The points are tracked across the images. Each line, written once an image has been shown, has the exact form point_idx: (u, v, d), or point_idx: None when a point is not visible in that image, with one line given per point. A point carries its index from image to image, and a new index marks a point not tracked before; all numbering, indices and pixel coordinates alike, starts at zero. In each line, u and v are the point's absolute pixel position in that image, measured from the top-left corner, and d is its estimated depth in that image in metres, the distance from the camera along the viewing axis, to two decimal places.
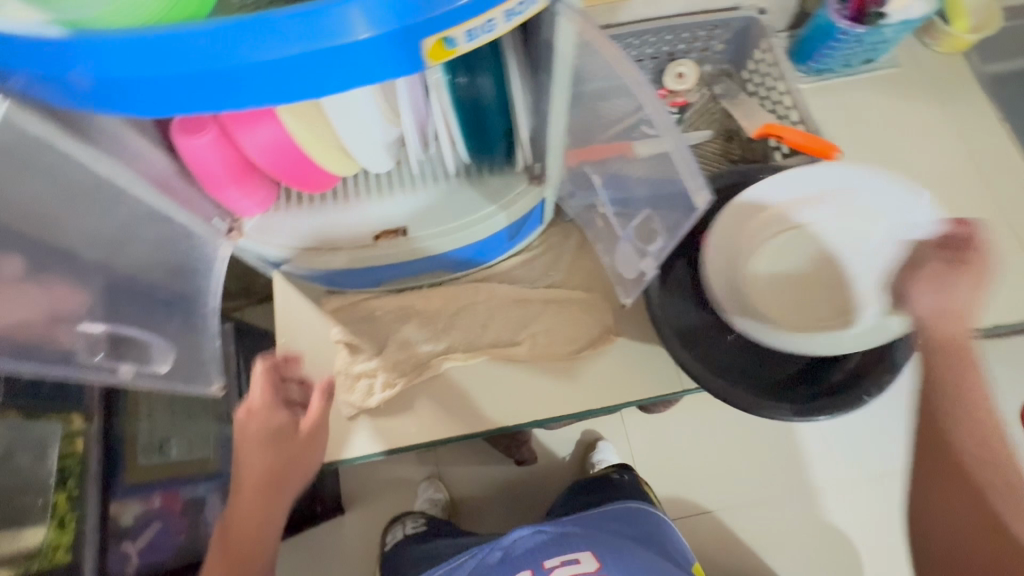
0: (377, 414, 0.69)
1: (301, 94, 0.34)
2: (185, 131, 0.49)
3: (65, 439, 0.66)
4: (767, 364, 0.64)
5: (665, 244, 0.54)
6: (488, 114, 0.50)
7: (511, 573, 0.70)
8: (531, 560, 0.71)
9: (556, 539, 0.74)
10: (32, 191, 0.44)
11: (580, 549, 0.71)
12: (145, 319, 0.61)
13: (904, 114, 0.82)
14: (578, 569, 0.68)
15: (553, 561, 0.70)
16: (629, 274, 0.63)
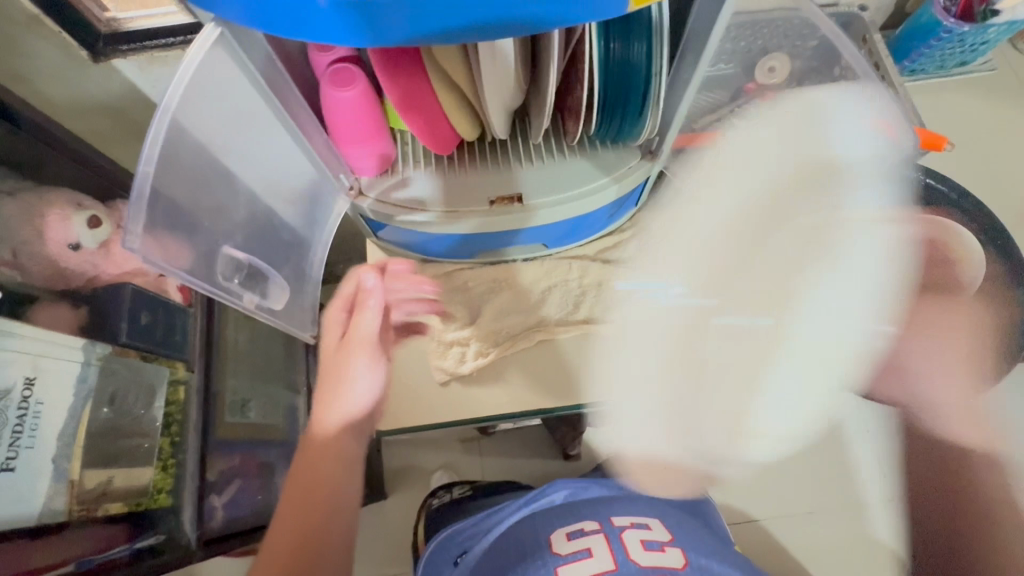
0: (467, 382, 0.70)
1: (505, 30, 0.36)
2: (334, 84, 0.53)
3: (170, 385, 0.68)
4: None
5: None
6: (632, 80, 0.52)
7: (579, 523, 0.67)
8: (599, 515, 0.68)
9: (626, 503, 0.70)
10: (196, 106, 0.46)
11: (650, 516, 0.68)
12: (271, 256, 0.60)
13: (1001, 117, 0.81)
14: (648, 535, 0.64)
15: (622, 522, 0.67)
16: None
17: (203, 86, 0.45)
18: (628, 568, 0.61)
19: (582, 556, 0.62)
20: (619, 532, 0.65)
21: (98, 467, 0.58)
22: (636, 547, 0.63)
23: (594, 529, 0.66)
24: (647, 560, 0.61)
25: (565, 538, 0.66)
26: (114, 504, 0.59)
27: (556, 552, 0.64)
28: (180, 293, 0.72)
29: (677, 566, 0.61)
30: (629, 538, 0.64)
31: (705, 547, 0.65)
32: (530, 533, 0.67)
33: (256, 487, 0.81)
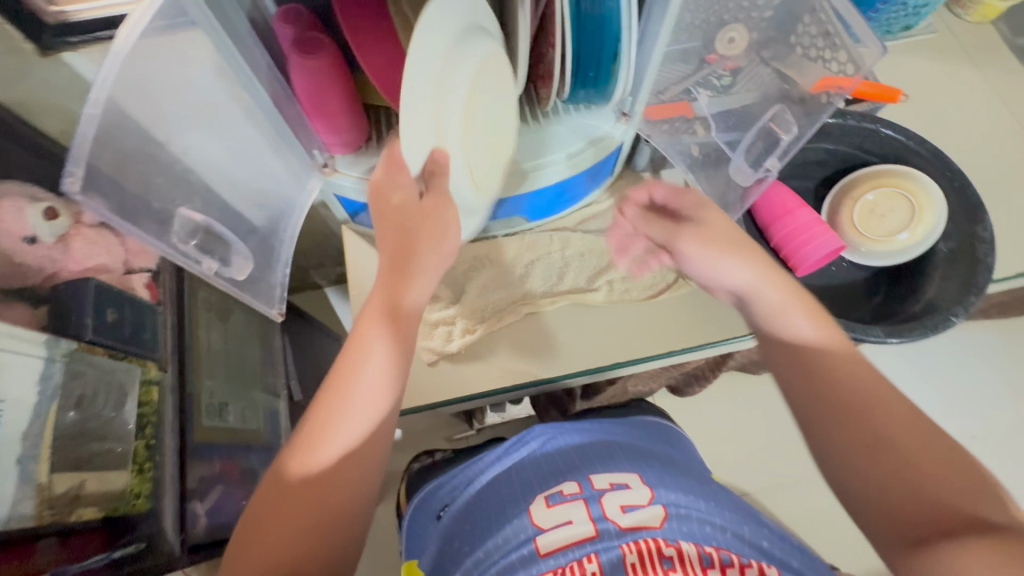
0: (456, 360, 0.69)
1: None
2: (300, 53, 0.53)
3: (142, 386, 0.64)
4: (846, 286, 0.70)
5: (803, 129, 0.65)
6: (601, 39, 0.52)
7: (556, 485, 0.63)
8: (578, 474, 0.64)
9: (605, 460, 0.66)
10: (145, 75, 0.44)
11: (627, 473, 0.63)
12: (234, 227, 0.60)
13: (947, 74, 0.84)
14: (628, 498, 0.59)
15: (601, 484, 0.61)
16: (745, 182, 0.69)
17: (162, 69, 0.46)
18: (608, 534, 0.55)
19: (564, 525, 0.57)
20: (597, 495, 0.59)
21: (68, 471, 0.55)
22: (615, 511, 0.57)
23: (573, 492, 0.61)
24: (628, 524, 0.55)
25: (544, 505, 0.60)
26: (87, 511, 0.56)
27: (534, 521, 0.59)
28: (148, 290, 0.70)
29: (657, 526, 0.55)
30: (608, 502, 0.58)
31: (691, 503, 0.59)
32: (508, 489, 0.65)
33: (239, 494, 0.77)
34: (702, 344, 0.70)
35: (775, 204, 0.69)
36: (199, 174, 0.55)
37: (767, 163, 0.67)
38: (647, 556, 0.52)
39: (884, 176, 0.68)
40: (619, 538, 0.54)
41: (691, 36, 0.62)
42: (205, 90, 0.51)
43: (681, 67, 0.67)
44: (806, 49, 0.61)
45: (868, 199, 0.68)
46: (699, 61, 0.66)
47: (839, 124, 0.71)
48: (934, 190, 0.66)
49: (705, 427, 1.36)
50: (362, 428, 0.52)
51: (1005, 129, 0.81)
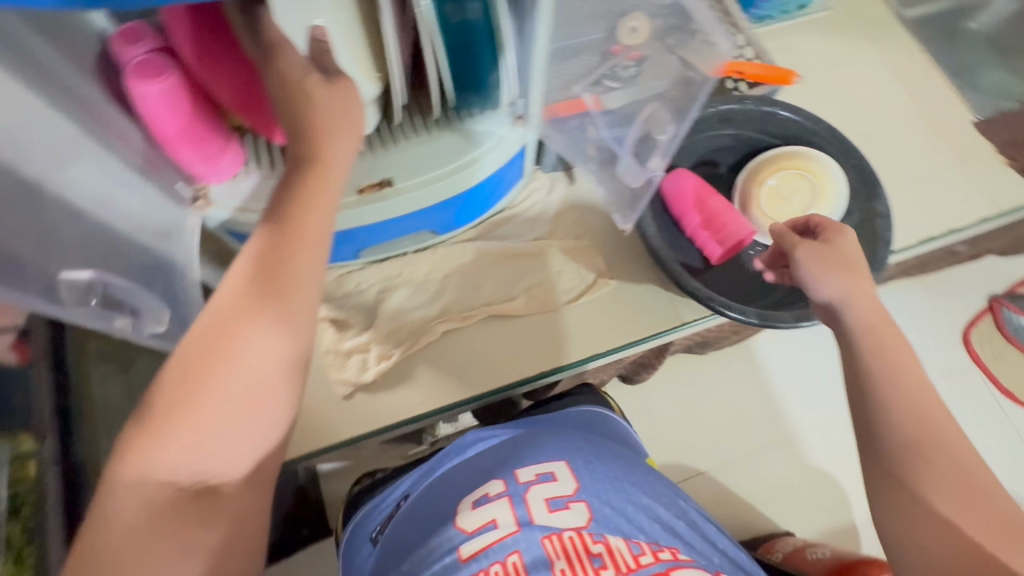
0: (373, 390, 0.65)
1: None
2: (141, 75, 0.46)
3: (14, 462, 0.61)
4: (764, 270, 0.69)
5: (678, 126, 0.64)
6: (476, 41, 0.49)
7: (482, 488, 0.58)
8: (503, 472, 0.60)
9: (531, 448, 0.62)
10: None
11: (555, 461, 0.59)
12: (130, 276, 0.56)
13: (843, 50, 0.86)
14: (552, 491, 0.56)
15: (527, 477, 0.58)
16: (636, 183, 0.67)
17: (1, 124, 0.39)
18: (530, 532, 0.52)
19: (487, 529, 0.53)
20: (521, 493, 0.56)
21: None
22: (540, 508, 0.54)
23: (497, 492, 0.57)
24: (552, 521, 0.53)
25: (468, 509, 0.56)
26: None
27: (459, 527, 0.55)
28: (13, 352, 0.63)
29: (583, 523, 0.53)
30: (532, 498, 0.55)
31: (612, 486, 0.57)
32: (439, 506, 0.60)
33: None
34: (625, 344, 0.69)
35: (686, 191, 0.68)
36: (73, 205, 0.48)
37: (652, 160, 0.66)
38: (576, 558, 0.50)
39: (784, 159, 0.68)
40: (543, 535, 0.52)
41: (588, 27, 0.60)
42: (63, 136, 0.44)
43: (584, 59, 0.63)
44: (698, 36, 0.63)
45: (771, 182, 0.68)
46: (604, 52, 0.63)
47: (739, 110, 0.71)
48: (833, 169, 0.68)
49: (657, 412, 1.36)
50: (233, 465, 0.42)
51: (897, 99, 0.84)
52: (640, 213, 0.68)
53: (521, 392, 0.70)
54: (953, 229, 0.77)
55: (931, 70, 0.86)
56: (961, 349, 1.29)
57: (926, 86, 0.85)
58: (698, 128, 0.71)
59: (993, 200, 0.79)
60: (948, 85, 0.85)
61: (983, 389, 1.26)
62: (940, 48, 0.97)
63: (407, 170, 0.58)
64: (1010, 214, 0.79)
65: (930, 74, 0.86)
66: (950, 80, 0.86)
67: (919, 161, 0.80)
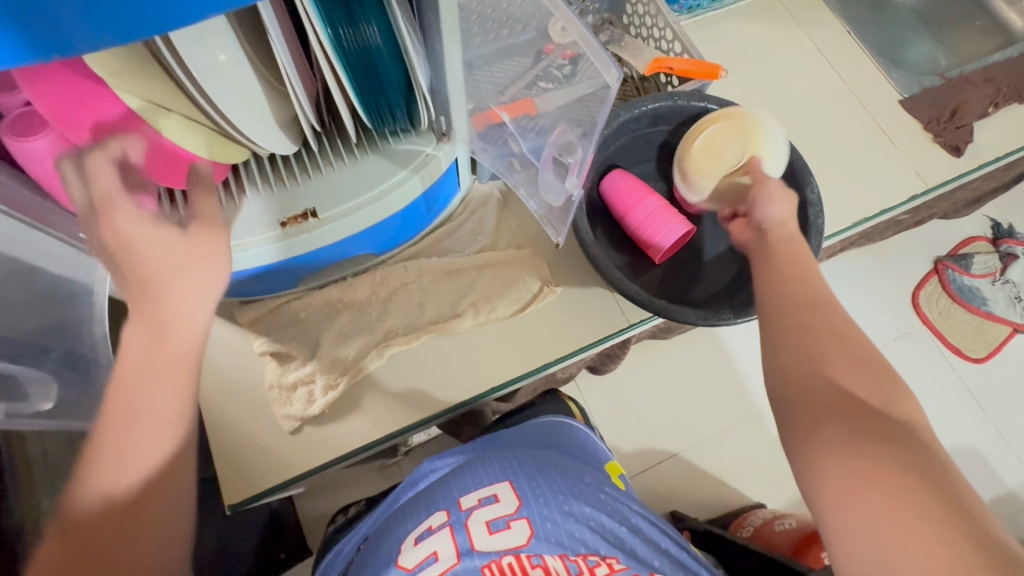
0: (322, 421, 0.64)
1: None
2: (22, 134, 0.43)
3: None
4: (706, 267, 0.70)
5: (585, 151, 0.58)
6: (379, 62, 0.47)
7: (426, 519, 0.58)
8: (447, 499, 0.59)
9: (475, 472, 0.62)
10: None
11: (498, 482, 0.60)
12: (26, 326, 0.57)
13: (772, 36, 0.86)
14: (494, 513, 0.56)
15: (470, 502, 0.58)
16: (556, 202, 0.64)
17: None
18: (471, 560, 0.52)
19: (428, 563, 0.53)
20: (464, 519, 0.56)
21: None
22: (481, 532, 0.54)
23: (440, 522, 0.56)
24: (494, 545, 0.53)
25: (411, 544, 0.55)
26: None
27: (399, 564, 0.54)
28: None
29: (522, 543, 0.54)
30: (474, 523, 0.55)
31: (555, 500, 0.57)
32: (385, 542, 0.59)
33: None
34: (572, 352, 0.69)
35: (625, 193, 0.68)
36: None
37: (568, 180, 0.61)
38: None
39: (743, 116, 0.68)
40: (483, 564, 0.52)
41: (513, 29, 0.53)
42: None
43: (516, 59, 0.56)
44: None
45: (708, 144, 0.67)
46: (537, 53, 0.55)
47: (667, 106, 0.71)
48: (784, 156, 0.67)
49: (626, 401, 1.38)
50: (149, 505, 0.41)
51: (827, 82, 0.85)
52: (572, 225, 0.66)
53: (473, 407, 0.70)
54: (885, 208, 0.79)
55: (858, 49, 0.88)
56: (911, 313, 1.33)
57: (853, 67, 0.86)
58: (630, 128, 0.72)
59: (923, 176, 0.80)
60: (875, 65, 0.86)
61: (933, 350, 1.31)
62: (867, 26, 0.99)
63: (324, 199, 0.56)
64: (939, 188, 0.81)
65: (857, 54, 0.87)
66: (875, 59, 0.88)
67: (849, 144, 0.82)
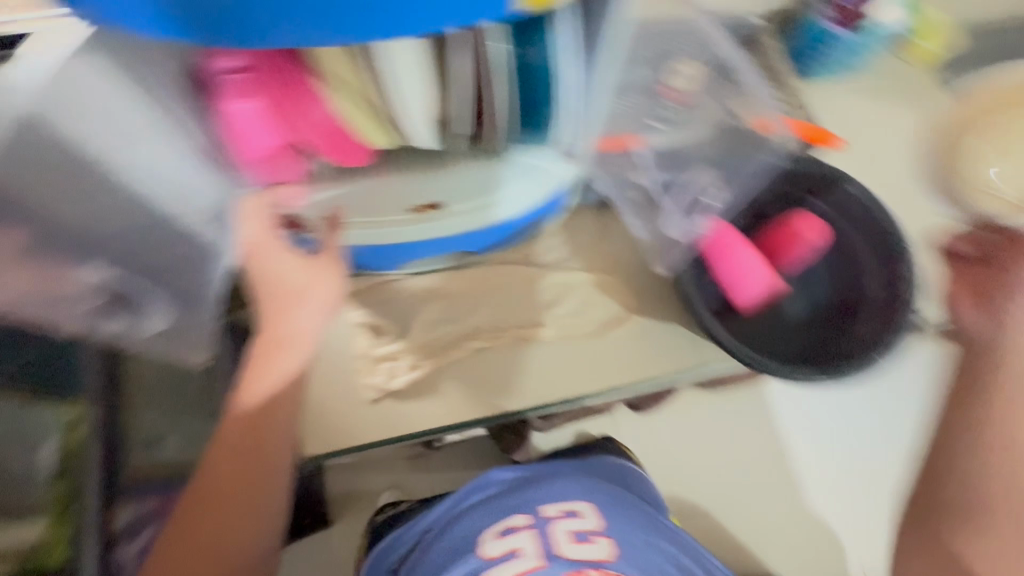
0: (401, 396, 0.68)
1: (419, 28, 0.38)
2: (233, 96, 0.49)
3: (64, 429, 0.64)
4: (791, 327, 0.71)
5: (724, 192, 0.73)
6: (539, 81, 0.52)
7: (504, 518, 0.61)
8: (525, 504, 0.63)
9: (553, 483, 0.65)
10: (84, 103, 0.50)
11: (578, 499, 0.63)
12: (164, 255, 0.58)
13: (888, 114, 0.87)
14: (578, 525, 0.60)
15: (551, 511, 0.62)
16: (676, 234, 0.71)
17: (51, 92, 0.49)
18: (555, 564, 0.56)
19: (512, 557, 0.57)
20: (545, 523, 0.60)
21: None
22: (563, 538, 0.59)
23: (522, 524, 0.60)
24: (576, 554, 0.57)
25: (494, 536, 0.59)
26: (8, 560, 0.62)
27: (483, 553, 0.58)
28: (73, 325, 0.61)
29: (604, 558, 0.57)
30: (556, 530, 0.60)
31: (633, 528, 0.62)
32: (459, 530, 0.62)
33: None
34: (643, 380, 0.71)
35: (721, 241, 0.69)
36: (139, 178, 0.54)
37: (697, 219, 0.71)
38: None
39: None
40: (567, 570, 0.55)
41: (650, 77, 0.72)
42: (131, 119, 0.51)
43: (639, 98, 0.74)
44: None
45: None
46: (654, 94, 0.74)
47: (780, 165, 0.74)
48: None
49: None
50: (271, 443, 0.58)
51: None
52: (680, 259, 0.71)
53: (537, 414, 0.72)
54: None
55: None
56: None
57: None
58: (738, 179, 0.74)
59: None
60: None
61: None
62: None
63: (453, 194, 0.61)
64: None
65: None
66: None
67: None
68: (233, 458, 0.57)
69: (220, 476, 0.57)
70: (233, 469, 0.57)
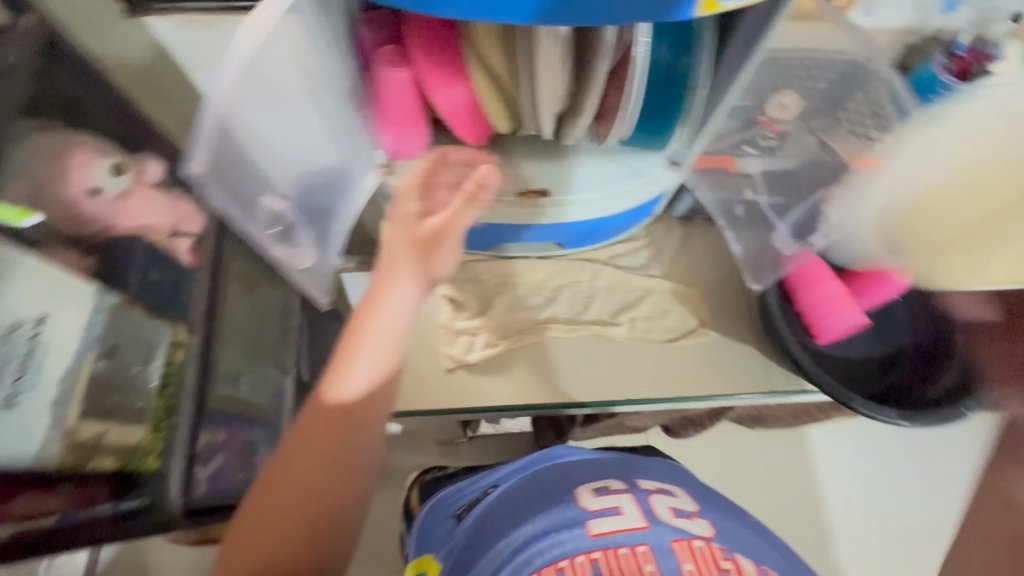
0: (474, 370, 0.71)
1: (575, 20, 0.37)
2: (387, 64, 0.53)
3: (171, 345, 0.66)
4: (869, 364, 0.73)
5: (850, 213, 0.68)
6: None
7: (604, 480, 0.61)
8: (624, 477, 0.62)
9: (647, 469, 0.65)
10: (275, 75, 0.47)
11: (674, 487, 0.61)
12: (309, 203, 0.63)
13: None
14: (677, 504, 0.57)
15: (648, 487, 0.60)
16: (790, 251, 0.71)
17: (258, 71, 0.45)
18: (660, 528, 0.52)
19: (612, 512, 0.54)
20: (645, 494, 0.58)
21: (91, 420, 0.58)
22: (664, 510, 0.55)
23: (620, 489, 0.59)
24: (679, 525, 0.53)
25: (590, 493, 0.58)
26: (103, 460, 0.58)
27: (581, 503, 0.57)
28: (189, 255, 0.69)
29: (707, 535, 0.53)
30: (657, 503, 0.57)
31: (735, 521, 0.58)
32: (550, 488, 0.61)
33: (235, 465, 0.81)
34: (713, 394, 0.71)
35: (808, 272, 0.72)
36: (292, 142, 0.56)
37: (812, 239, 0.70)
38: (703, 562, 0.49)
39: None
40: (674, 536, 0.51)
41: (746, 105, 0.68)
42: (301, 85, 0.51)
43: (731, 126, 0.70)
44: (852, 125, 0.69)
45: None
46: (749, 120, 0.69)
47: None
48: None
49: None
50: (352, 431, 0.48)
51: None
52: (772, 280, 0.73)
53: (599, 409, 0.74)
54: None
55: None
56: None
57: None
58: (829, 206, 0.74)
59: None
60: None
61: None
62: None
63: (563, 184, 0.64)
64: None
65: None
66: None
67: None
68: (304, 450, 0.47)
69: (283, 473, 0.46)
70: (302, 464, 0.46)
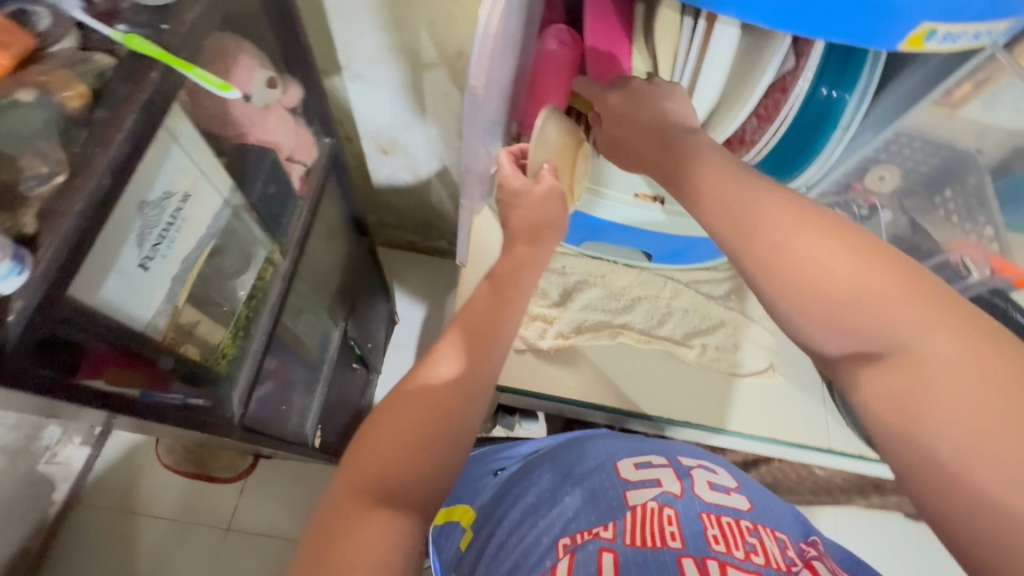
0: (542, 357, 0.71)
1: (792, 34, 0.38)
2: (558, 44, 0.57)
3: (262, 261, 0.68)
4: None
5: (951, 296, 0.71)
6: (824, 123, 0.56)
7: (646, 454, 0.61)
8: (666, 453, 0.62)
9: (691, 450, 0.66)
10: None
11: (719, 468, 0.61)
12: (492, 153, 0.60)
13: None
14: (714, 478, 0.57)
15: (689, 463, 0.60)
16: None
17: None
18: (693, 500, 0.52)
19: (650, 483, 0.55)
20: (687, 470, 0.58)
21: (194, 307, 0.59)
22: (701, 485, 0.55)
23: (661, 462, 0.59)
24: (711, 498, 0.53)
25: (631, 465, 0.59)
26: (192, 349, 0.58)
27: (619, 473, 0.58)
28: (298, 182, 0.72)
29: (744, 508, 0.53)
30: (697, 476, 0.57)
31: (774, 502, 0.57)
32: (593, 455, 0.63)
33: (276, 395, 0.82)
34: (767, 437, 0.71)
35: None
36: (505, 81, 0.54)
37: None
38: (730, 533, 0.48)
39: None
40: (702, 508, 0.51)
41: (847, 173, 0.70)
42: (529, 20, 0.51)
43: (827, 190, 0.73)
44: (947, 213, 0.69)
45: None
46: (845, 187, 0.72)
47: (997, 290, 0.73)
48: None
49: None
50: (446, 404, 0.44)
51: None
52: None
53: (651, 425, 0.73)
54: None
55: None
56: None
57: None
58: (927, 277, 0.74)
59: None
60: None
61: None
62: None
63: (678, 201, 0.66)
64: None
65: None
66: None
67: None
68: (394, 426, 0.42)
69: (374, 451, 0.41)
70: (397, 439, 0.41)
